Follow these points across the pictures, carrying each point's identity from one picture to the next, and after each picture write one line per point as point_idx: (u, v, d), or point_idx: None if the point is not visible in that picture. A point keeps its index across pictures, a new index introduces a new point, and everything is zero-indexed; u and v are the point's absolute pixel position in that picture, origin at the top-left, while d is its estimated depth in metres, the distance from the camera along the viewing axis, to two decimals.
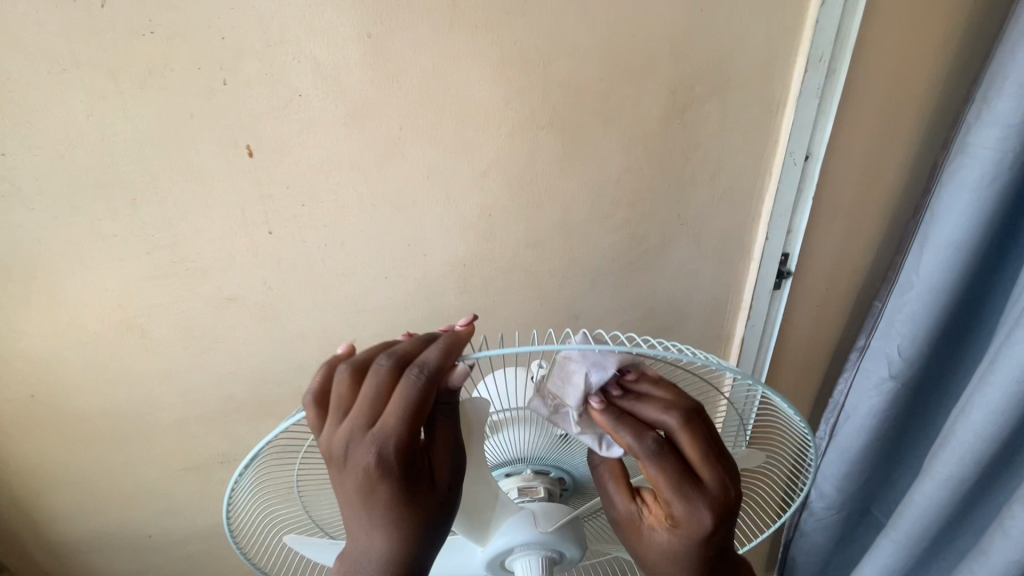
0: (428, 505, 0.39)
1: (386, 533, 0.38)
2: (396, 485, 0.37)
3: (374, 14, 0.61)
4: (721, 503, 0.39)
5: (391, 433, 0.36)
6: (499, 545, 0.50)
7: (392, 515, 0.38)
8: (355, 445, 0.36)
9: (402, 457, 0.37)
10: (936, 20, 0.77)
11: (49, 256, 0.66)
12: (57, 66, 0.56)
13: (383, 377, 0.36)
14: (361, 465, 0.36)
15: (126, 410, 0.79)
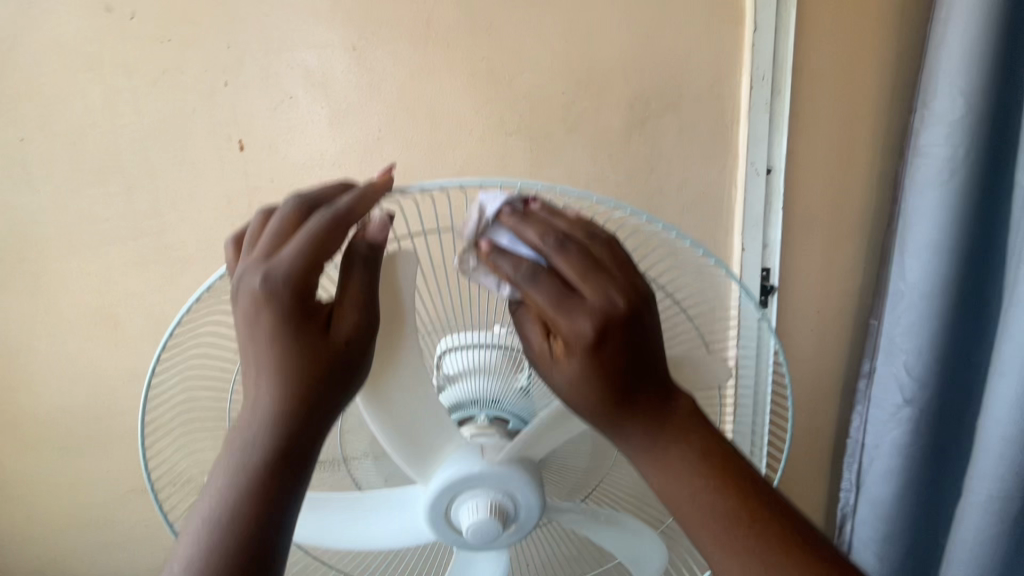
0: (323, 362, 0.34)
1: (274, 378, 0.34)
2: (285, 322, 0.33)
3: (360, 29, 0.72)
4: (607, 312, 0.37)
5: (285, 259, 0.33)
6: (443, 479, 0.46)
7: (281, 354, 0.33)
8: (248, 271, 0.34)
9: (293, 290, 0.33)
10: (865, 44, 0.86)
11: (44, 237, 0.70)
12: (86, 66, 0.66)
13: (288, 209, 0.35)
14: (249, 293, 0.33)
15: (84, 413, 0.76)
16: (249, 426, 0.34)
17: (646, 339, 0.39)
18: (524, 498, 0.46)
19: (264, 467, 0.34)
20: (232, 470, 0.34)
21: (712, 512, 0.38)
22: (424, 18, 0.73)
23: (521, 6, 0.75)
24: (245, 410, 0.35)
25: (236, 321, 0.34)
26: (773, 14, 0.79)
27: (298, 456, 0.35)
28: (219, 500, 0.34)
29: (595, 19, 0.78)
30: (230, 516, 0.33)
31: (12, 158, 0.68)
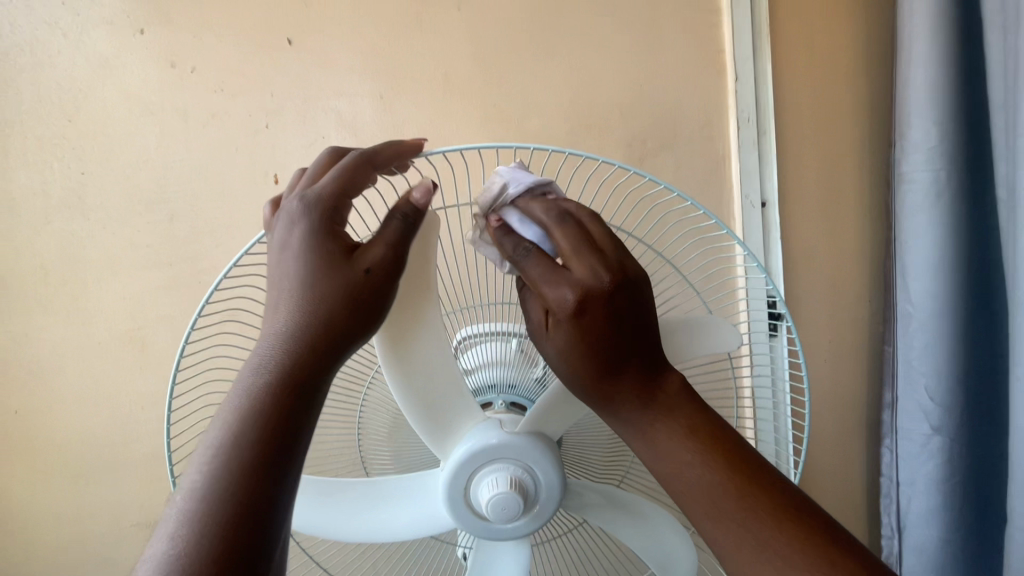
0: (345, 276, 0.38)
1: (305, 288, 0.37)
2: (315, 238, 0.39)
3: (388, 82, 0.82)
4: (590, 286, 0.38)
5: (320, 185, 0.39)
6: (463, 451, 0.45)
7: (313, 264, 0.38)
8: (288, 204, 0.40)
9: (324, 210, 0.39)
10: (837, 92, 0.96)
11: (87, 262, 0.75)
12: (148, 111, 0.76)
13: (323, 156, 0.42)
14: (287, 217, 0.39)
15: (99, 438, 0.76)
16: (272, 340, 0.36)
17: (632, 318, 0.39)
18: (544, 473, 0.46)
19: (284, 373, 0.35)
20: (252, 381, 0.35)
21: (706, 488, 0.37)
22: (444, 73, 0.83)
23: (528, 62, 0.86)
24: (268, 331, 0.37)
25: (271, 249, 0.39)
26: (750, 67, 0.90)
27: (318, 368, 0.36)
28: (235, 407, 0.34)
29: (594, 73, 0.88)
30: (247, 420, 0.33)
31: (70, 188, 0.75)
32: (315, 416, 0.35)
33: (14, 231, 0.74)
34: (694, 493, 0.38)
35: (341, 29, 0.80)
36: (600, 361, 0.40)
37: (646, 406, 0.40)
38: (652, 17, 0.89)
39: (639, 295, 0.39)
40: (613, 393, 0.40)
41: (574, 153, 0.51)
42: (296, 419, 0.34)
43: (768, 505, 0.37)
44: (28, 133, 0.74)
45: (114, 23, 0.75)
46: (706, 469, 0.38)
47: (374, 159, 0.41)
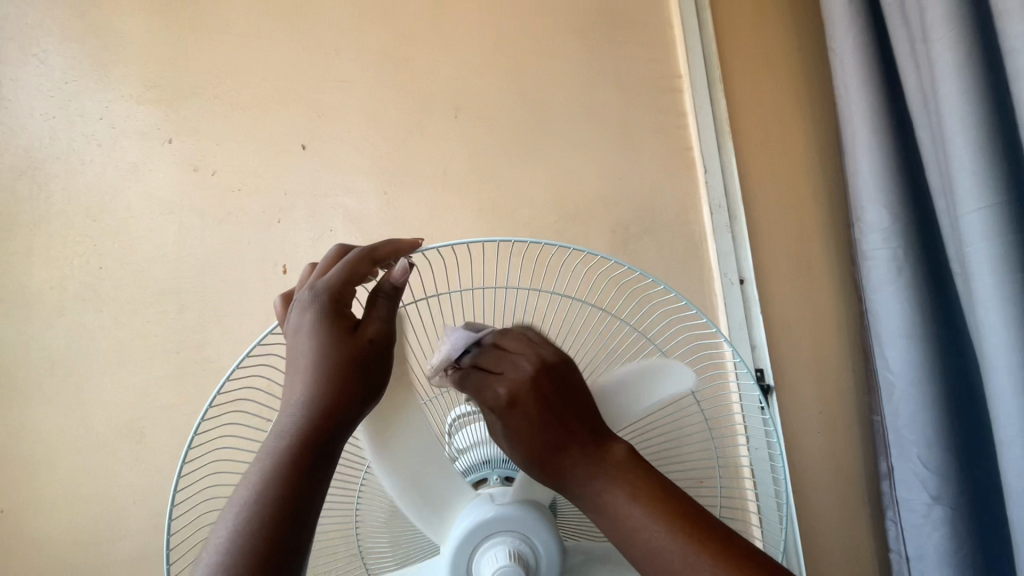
0: (352, 352, 0.41)
1: (317, 365, 0.40)
2: (324, 319, 0.42)
3: (391, 180, 0.90)
4: (519, 384, 0.41)
5: (327, 277, 0.44)
6: (459, 529, 0.47)
7: (325, 344, 0.41)
8: (299, 294, 0.44)
9: (332, 296, 0.43)
10: (795, 182, 1.07)
11: (93, 353, 0.76)
12: (168, 210, 0.82)
13: (333, 250, 0.47)
14: (299, 304, 0.43)
15: (82, 539, 0.72)
16: (285, 419, 0.39)
17: (564, 403, 0.42)
18: (542, 540, 0.47)
19: (296, 450, 0.37)
20: (266, 459, 0.37)
21: (654, 547, 0.36)
22: (442, 171, 0.92)
23: (518, 161, 0.95)
24: (285, 407, 0.40)
25: (286, 334, 0.43)
26: (716, 161, 1.01)
27: (327, 442, 0.39)
28: (251, 484, 0.36)
29: (577, 168, 0.98)
30: (262, 496, 0.35)
31: (86, 282, 0.78)
32: (322, 488, 0.38)
33: (25, 324, 0.76)
34: (651, 552, 0.36)
35: (350, 136, 0.89)
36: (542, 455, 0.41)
37: (596, 472, 0.39)
38: (626, 121, 1.01)
39: (565, 379, 0.43)
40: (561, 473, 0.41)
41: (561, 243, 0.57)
42: (305, 493, 0.36)
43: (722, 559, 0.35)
44: (51, 231, 0.78)
45: (145, 134, 0.83)
46: (658, 527, 0.36)
47: (373, 253, 0.46)
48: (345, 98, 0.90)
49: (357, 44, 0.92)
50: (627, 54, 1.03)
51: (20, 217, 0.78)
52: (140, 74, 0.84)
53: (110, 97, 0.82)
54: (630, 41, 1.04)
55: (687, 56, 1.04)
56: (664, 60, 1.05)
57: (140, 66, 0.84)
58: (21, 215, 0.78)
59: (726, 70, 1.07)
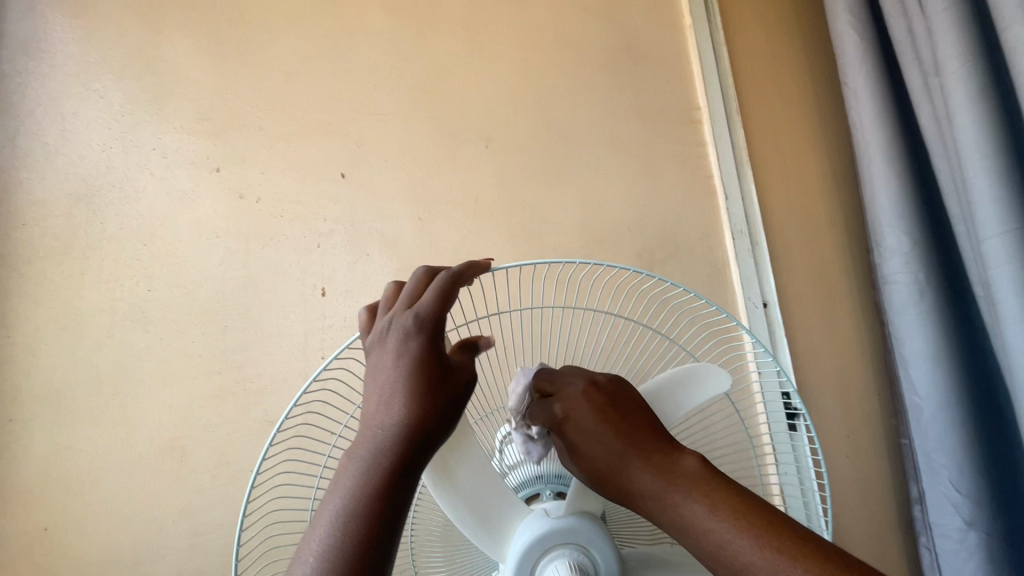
0: (443, 382, 0.45)
1: (406, 388, 0.43)
2: (418, 346, 0.45)
3: (425, 207, 0.93)
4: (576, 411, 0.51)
5: (424, 300, 0.46)
6: (518, 549, 0.48)
7: (415, 368, 0.44)
8: (395, 313, 0.46)
9: (427, 324, 0.45)
10: (813, 209, 1.10)
11: (138, 373, 0.79)
12: (214, 234, 0.85)
13: (423, 271, 0.49)
14: (394, 327, 0.45)
15: (123, 558, 0.73)
16: (376, 436, 0.42)
17: (622, 414, 0.50)
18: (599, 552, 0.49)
19: (387, 469, 0.41)
20: (357, 473, 0.41)
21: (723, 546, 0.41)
22: (474, 198, 0.95)
23: (546, 188, 0.99)
24: (373, 424, 0.43)
25: (375, 350, 0.46)
26: (736, 189, 1.05)
27: (413, 464, 0.42)
28: (346, 499, 0.40)
29: (603, 195, 1.01)
30: (358, 511, 0.39)
31: (135, 304, 0.81)
32: (408, 504, 0.41)
33: (76, 344, 0.78)
34: (717, 547, 0.41)
35: (387, 165, 0.93)
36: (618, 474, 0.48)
37: (661, 476, 0.45)
38: (649, 150, 1.05)
39: (632, 416, 0.50)
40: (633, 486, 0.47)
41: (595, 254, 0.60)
42: (395, 511, 0.40)
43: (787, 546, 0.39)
44: (104, 255, 0.81)
45: (194, 163, 0.87)
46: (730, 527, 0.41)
47: (462, 278, 0.48)
48: (382, 129, 0.94)
49: (394, 79, 0.97)
50: (648, 87, 1.08)
51: (75, 241, 0.81)
52: (191, 108, 0.89)
53: (163, 130, 0.87)
54: (650, 75, 1.09)
55: (706, 90, 1.09)
56: (683, 94, 1.10)
57: (192, 100, 0.89)
58: (76, 239, 0.81)
59: (742, 103, 1.12)
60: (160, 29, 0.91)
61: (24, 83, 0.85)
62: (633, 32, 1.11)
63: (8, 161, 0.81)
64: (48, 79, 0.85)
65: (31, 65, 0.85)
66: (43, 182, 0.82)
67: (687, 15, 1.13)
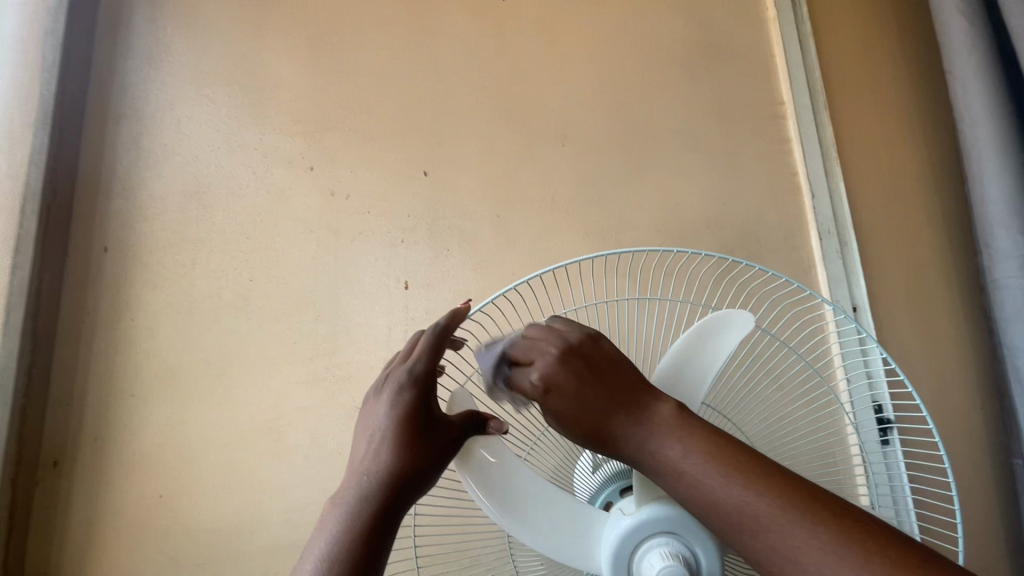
0: (433, 437, 0.50)
1: (398, 440, 0.50)
2: (412, 399, 0.52)
3: (503, 203, 0.94)
4: (551, 372, 0.50)
5: (419, 362, 0.54)
6: (610, 552, 0.49)
7: (405, 422, 0.51)
8: (393, 373, 0.54)
9: (417, 380, 0.53)
10: (909, 208, 1.03)
11: (241, 357, 0.85)
12: (308, 229, 0.90)
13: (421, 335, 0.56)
14: (394, 383, 0.53)
15: (226, 527, 0.79)
16: (358, 485, 0.49)
17: (601, 375, 0.50)
18: (688, 531, 0.49)
19: (369, 514, 0.47)
20: (341, 519, 0.47)
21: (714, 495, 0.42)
22: (551, 196, 0.96)
23: (623, 185, 0.98)
24: (364, 467, 0.50)
25: (366, 404, 0.54)
26: (824, 187, 1.00)
27: (397, 505, 0.48)
28: (330, 535, 0.46)
29: (681, 191, 0.99)
30: (339, 555, 0.44)
31: (238, 293, 0.87)
32: (390, 538, 0.47)
33: (187, 330, 0.85)
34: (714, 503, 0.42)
35: (467, 163, 0.95)
36: (588, 430, 0.49)
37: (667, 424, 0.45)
38: (729, 147, 1.02)
39: (599, 358, 0.51)
40: (613, 436, 0.48)
41: (674, 244, 0.62)
42: (376, 553, 0.46)
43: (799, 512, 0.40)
44: (212, 248, 0.88)
45: (291, 162, 0.93)
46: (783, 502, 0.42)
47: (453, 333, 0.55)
48: (463, 129, 0.97)
49: (474, 80, 0.99)
50: (730, 83, 1.05)
51: (187, 234, 0.88)
52: (289, 110, 0.95)
53: (264, 131, 0.93)
54: (731, 70, 1.06)
55: (791, 83, 1.04)
56: (765, 88, 1.06)
57: (289, 103, 0.95)
58: (189, 234, 0.88)
59: (830, 96, 1.07)
60: (262, 37, 0.97)
61: (147, 90, 0.93)
62: (713, 26, 1.08)
63: (133, 161, 0.90)
64: (166, 87, 0.94)
65: (152, 73, 0.94)
66: (162, 180, 0.90)
67: (770, 6, 1.09)
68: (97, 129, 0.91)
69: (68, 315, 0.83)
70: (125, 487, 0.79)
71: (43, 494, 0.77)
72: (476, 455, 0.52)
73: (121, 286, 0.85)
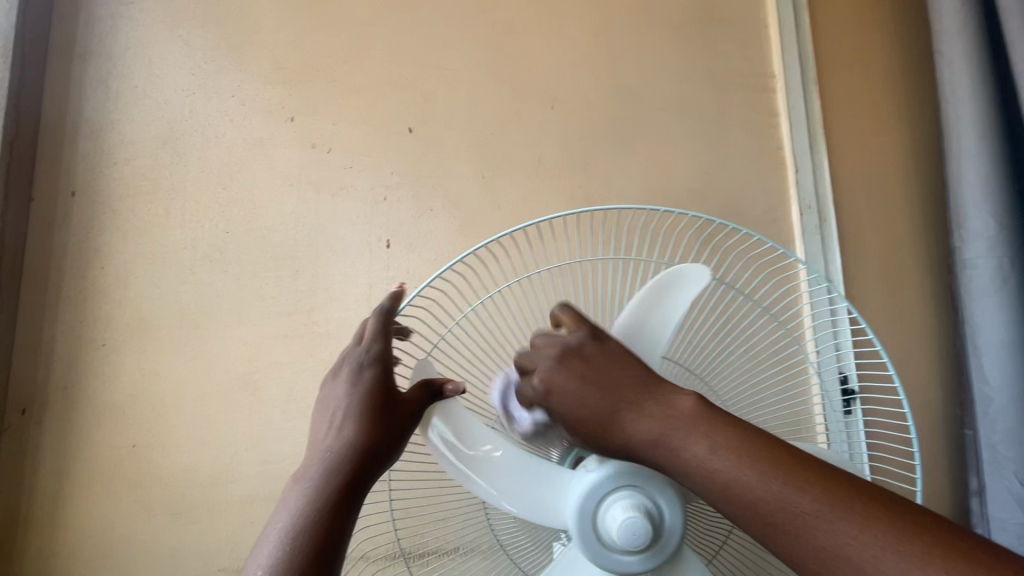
0: (391, 416, 0.51)
1: (359, 417, 0.51)
2: (369, 378, 0.53)
3: (488, 165, 0.93)
4: (552, 378, 0.51)
5: (372, 345, 0.54)
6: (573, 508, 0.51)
7: (364, 401, 0.51)
8: (351, 356, 0.55)
9: (375, 359, 0.54)
10: (888, 187, 1.05)
11: (216, 309, 0.83)
12: (288, 183, 0.88)
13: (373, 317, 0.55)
14: (352, 365, 0.54)
15: (200, 476, 0.79)
16: (320, 457, 0.50)
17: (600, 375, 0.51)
18: (643, 482, 0.50)
19: (333, 487, 0.48)
20: (305, 493, 0.48)
21: (766, 500, 0.42)
22: (537, 158, 0.94)
23: (610, 152, 0.97)
24: (325, 445, 0.50)
25: (326, 383, 0.55)
26: (808, 162, 1.00)
27: (360, 479, 0.49)
28: (297, 509, 0.47)
29: (668, 160, 0.99)
30: (303, 527, 0.46)
31: (213, 245, 0.85)
32: (355, 511, 0.49)
33: (160, 280, 0.83)
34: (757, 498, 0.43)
35: (453, 123, 0.93)
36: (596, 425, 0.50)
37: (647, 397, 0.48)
38: (718, 117, 1.02)
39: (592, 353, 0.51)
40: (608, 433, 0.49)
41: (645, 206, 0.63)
42: (340, 524, 0.47)
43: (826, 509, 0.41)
44: (186, 197, 0.85)
45: (270, 111, 0.89)
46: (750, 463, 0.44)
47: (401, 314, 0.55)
48: (451, 86, 0.94)
49: (463, 35, 0.96)
50: (723, 52, 1.04)
51: (159, 182, 0.85)
52: (268, 57, 0.91)
53: (241, 77, 0.89)
54: (724, 39, 1.05)
55: (783, 56, 1.04)
56: (757, 60, 1.05)
57: (268, 49, 0.91)
58: (161, 182, 0.85)
59: (820, 71, 1.06)
60: None
61: (115, 27, 0.88)
62: None
63: (101, 103, 0.86)
64: (136, 25, 0.89)
65: (121, 9, 0.89)
66: (132, 124, 0.86)
67: None
68: (62, 67, 0.86)
69: (36, 263, 0.81)
70: (96, 435, 0.78)
71: (10, 442, 0.76)
72: (432, 428, 0.52)
73: (89, 233, 0.82)
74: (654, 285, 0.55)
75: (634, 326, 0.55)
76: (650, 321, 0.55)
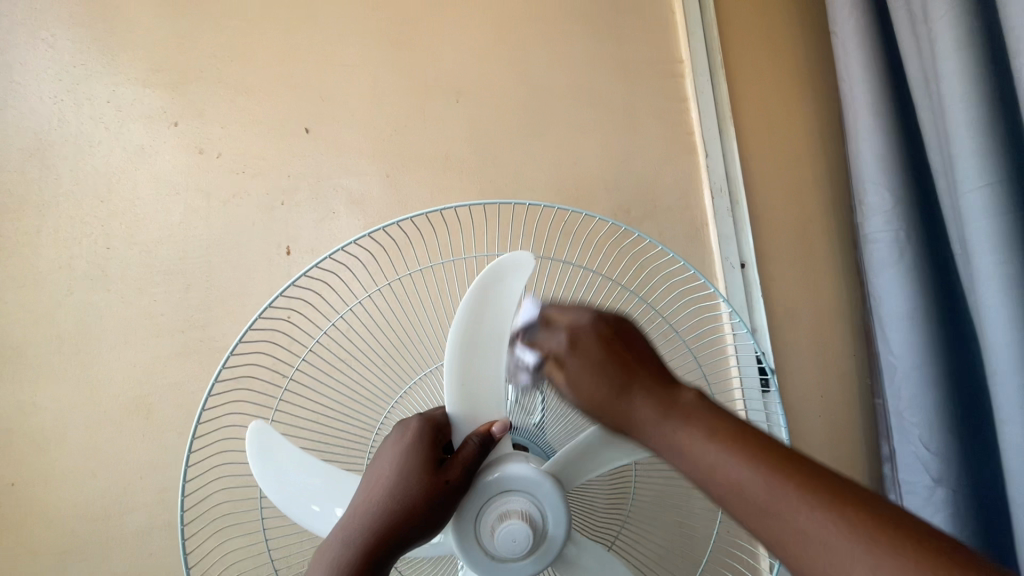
0: (426, 483, 0.47)
1: (398, 495, 0.47)
2: (415, 445, 0.50)
3: (391, 164, 0.90)
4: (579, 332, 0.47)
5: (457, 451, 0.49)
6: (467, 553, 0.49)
7: (412, 484, 0.47)
8: (403, 430, 0.51)
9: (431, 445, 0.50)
10: (796, 167, 1.07)
11: (100, 331, 0.78)
12: (175, 192, 0.83)
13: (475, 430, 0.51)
14: (404, 438, 0.51)
15: (90, 509, 0.74)
16: (353, 529, 0.46)
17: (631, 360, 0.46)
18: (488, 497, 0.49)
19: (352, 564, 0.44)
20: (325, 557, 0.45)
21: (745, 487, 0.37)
22: (443, 155, 0.92)
23: (519, 145, 0.95)
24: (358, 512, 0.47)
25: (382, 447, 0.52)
26: (717, 146, 1.01)
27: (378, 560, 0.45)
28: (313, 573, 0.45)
29: (578, 151, 0.98)
30: None
31: (94, 261, 0.79)
32: None
33: (34, 303, 0.77)
34: (736, 486, 0.37)
35: (352, 121, 0.90)
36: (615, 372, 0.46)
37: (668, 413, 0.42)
38: (627, 104, 1.01)
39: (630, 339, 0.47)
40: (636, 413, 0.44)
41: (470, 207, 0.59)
42: None
43: (822, 495, 0.35)
44: (61, 213, 0.80)
45: (150, 117, 0.84)
46: None
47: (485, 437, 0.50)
48: (348, 82, 0.91)
49: (359, 30, 0.92)
50: (628, 40, 1.04)
51: (28, 199, 0.79)
52: (145, 60, 0.85)
53: (116, 82, 0.84)
54: (630, 26, 1.04)
55: (689, 41, 1.04)
56: (664, 47, 1.05)
57: (144, 51, 0.85)
58: (31, 198, 0.79)
59: (726, 56, 1.07)
60: None
61: None
62: None
63: None
64: None
65: None
66: None
67: None
68: None
69: None
70: None
71: None
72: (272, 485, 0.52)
73: None
74: (478, 288, 0.51)
75: (469, 337, 0.52)
76: (485, 327, 0.52)
